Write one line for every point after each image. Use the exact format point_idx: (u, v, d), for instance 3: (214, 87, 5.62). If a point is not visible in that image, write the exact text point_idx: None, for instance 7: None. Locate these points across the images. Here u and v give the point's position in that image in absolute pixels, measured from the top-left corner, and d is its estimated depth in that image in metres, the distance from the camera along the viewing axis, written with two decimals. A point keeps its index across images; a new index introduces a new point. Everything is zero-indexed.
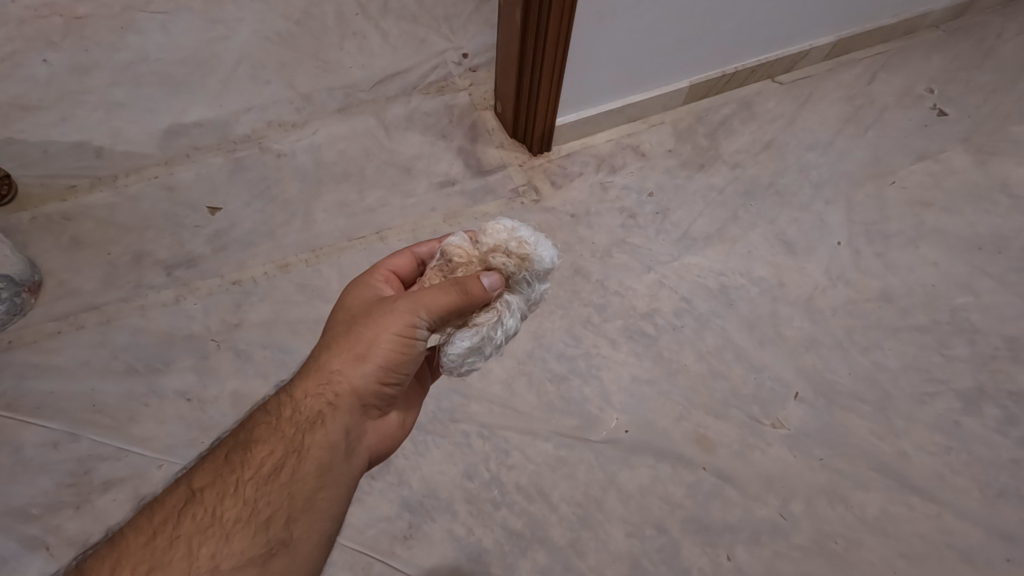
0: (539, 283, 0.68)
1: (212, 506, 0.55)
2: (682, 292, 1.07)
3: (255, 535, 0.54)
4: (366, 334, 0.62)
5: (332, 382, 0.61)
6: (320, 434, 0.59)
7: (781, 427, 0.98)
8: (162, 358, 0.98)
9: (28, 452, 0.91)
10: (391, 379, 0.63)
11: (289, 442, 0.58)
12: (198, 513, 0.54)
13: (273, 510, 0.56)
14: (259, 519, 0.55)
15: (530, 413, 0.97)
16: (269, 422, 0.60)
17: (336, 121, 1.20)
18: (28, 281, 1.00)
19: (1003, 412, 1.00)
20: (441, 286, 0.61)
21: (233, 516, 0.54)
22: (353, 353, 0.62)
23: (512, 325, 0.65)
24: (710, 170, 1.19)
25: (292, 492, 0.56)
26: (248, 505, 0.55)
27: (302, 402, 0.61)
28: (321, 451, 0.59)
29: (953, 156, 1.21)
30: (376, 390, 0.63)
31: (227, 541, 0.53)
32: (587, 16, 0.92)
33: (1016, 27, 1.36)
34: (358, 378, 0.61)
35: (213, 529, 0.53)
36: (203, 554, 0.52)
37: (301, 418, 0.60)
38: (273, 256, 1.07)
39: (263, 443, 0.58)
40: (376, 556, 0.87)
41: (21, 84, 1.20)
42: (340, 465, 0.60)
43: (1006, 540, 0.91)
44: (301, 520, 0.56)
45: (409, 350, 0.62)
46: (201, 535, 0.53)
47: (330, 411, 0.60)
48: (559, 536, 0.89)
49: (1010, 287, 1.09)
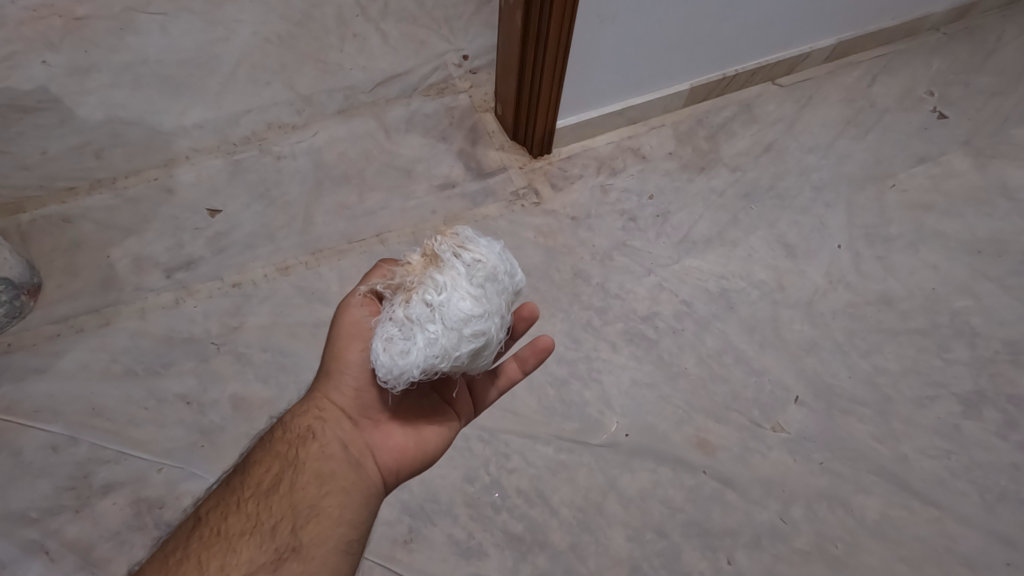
0: (475, 260, 0.64)
1: (217, 525, 0.57)
2: (682, 295, 1.07)
3: (262, 545, 0.55)
4: (332, 348, 0.64)
5: (314, 398, 0.64)
6: (312, 446, 0.61)
7: (780, 431, 0.98)
8: (162, 361, 0.98)
9: (27, 456, 0.91)
10: (372, 383, 0.64)
11: (284, 458, 0.61)
12: (204, 534, 0.56)
13: (277, 521, 0.57)
14: (264, 530, 0.56)
15: (531, 417, 0.97)
16: (265, 445, 0.63)
17: (336, 123, 1.20)
18: (27, 283, 1.00)
19: (1003, 416, 1.00)
20: (368, 275, 0.67)
21: (237, 531, 0.56)
22: (326, 368, 0.64)
23: (433, 304, 0.60)
24: (710, 173, 1.19)
25: (294, 502, 0.58)
26: (251, 518, 0.57)
27: (292, 421, 0.63)
28: (315, 460, 0.60)
29: (953, 160, 1.21)
30: (361, 397, 0.64)
31: (235, 553, 0.55)
32: (588, 20, 0.92)
33: (1016, 30, 1.36)
34: (336, 388, 0.63)
35: (220, 544, 0.55)
36: (212, 566, 0.54)
37: (293, 435, 0.62)
38: (273, 259, 1.07)
39: (260, 463, 0.61)
40: (376, 560, 0.87)
41: (19, 85, 1.20)
42: (340, 472, 0.61)
43: (1006, 545, 0.91)
44: (308, 526, 0.57)
45: (367, 343, 0.63)
46: (208, 552, 0.55)
47: (319, 424, 0.62)
48: (559, 540, 0.89)
49: (1010, 290, 1.09)
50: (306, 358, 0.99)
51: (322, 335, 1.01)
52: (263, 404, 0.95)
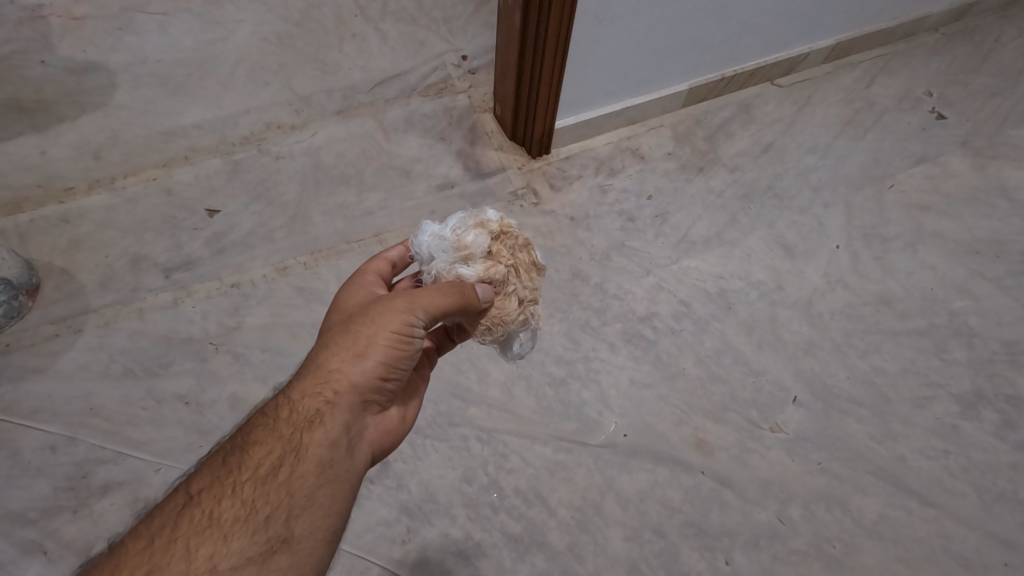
0: None
1: (210, 509, 0.53)
2: (681, 296, 1.08)
3: (253, 535, 0.52)
4: (362, 336, 0.60)
5: (329, 379, 0.59)
6: (319, 431, 0.57)
7: (779, 431, 0.98)
8: (160, 362, 0.98)
9: (25, 456, 0.91)
10: (390, 376, 0.62)
11: (287, 441, 0.56)
12: (194, 516, 0.52)
13: (272, 510, 0.54)
14: (258, 518, 0.53)
15: (530, 417, 0.97)
16: (266, 424, 0.58)
17: (335, 123, 1.20)
18: (24, 283, 1.01)
19: (1001, 416, 1.00)
20: (440, 296, 0.62)
21: (231, 517, 0.53)
22: (348, 349, 0.60)
23: None
24: (709, 174, 1.19)
25: (291, 491, 0.55)
26: (246, 505, 0.54)
27: (299, 400, 0.58)
28: (319, 448, 0.57)
29: (952, 161, 1.21)
30: (376, 386, 0.61)
31: (225, 541, 0.51)
32: (587, 20, 0.92)
33: (1015, 30, 1.37)
34: (360, 377, 0.59)
35: (211, 530, 0.52)
36: (200, 556, 0.50)
37: (298, 417, 0.58)
38: (271, 259, 1.07)
39: (261, 444, 0.57)
40: (374, 560, 0.87)
41: (17, 85, 1.20)
42: (341, 462, 0.58)
43: (1005, 545, 0.91)
44: (302, 516, 0.55)
45: (407, 348, 0.61)
46: (197, 537, 0.51)
47: (329, 409, 0.58)
48: (557, 540, 0.89)
49: (1008, 291, 1.09)
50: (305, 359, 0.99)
51: None
52: (261, 403, 0.95)
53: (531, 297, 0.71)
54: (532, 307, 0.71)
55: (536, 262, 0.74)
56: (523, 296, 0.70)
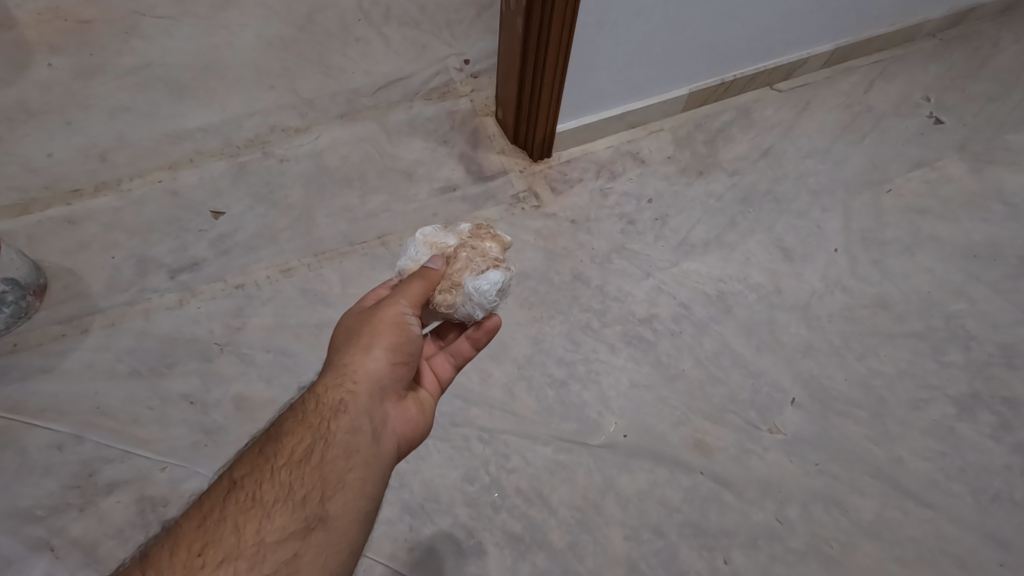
0: None
1: (252, 491, 0.55)
2: (680, 298, 1.09)
3: (294, 512, 0.54)
4: (366, 330, 0.63)
5: (347, 370, 0.61)
6: (343, 419, 0.59)
7: (777, 432, 0.99)
8: (166, 361, 0.99)
9: (33, 454, 0.92)
10: (402, 361, 0.64)
11: (315, 429, 0.58)
12: (239, 498, 0.54)
13: (308, 490, 0.55)
14: (295, 498, 0.55)
15: (530, 418, 0.98)
16: (295, 415, 0.60)
17: (339, 127, 1.21)
18: (33, 284, 1.02)
19: (997, 418, 1.01)
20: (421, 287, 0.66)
21: (271, 497, 0.54)
22: (359, 342, 0.62)
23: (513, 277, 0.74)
24: (708, 178, 1.21)
25: (324, 473, 0.56)
26: (284, 487, 0.55)
27: (323, 394, 0.60)
28: (345, 433, 0.58)
29: (950, 165, 1.23)
30: (391, 374, 0.63)
31: (269, 518, 0.53)
32: (588, 25, 0.93)
33: (1012, 36, 1.38)
34: (373, 365, 0.62)
35: (255, 509, 0.53)
36: (248, 531, 0.52)
37: (323, 407, 0.59)
38: (276, 261, 1.08)
39: (292, 433, 0.58)
40: (377, 558, 0.88)
41: (25, 88, 1.22)
42: (368, 446, 0.59)
43: (1000, 545, 0.92)
44: (336, 496, 0.56)
45: (410, 333, 0.64)
46: (243, 516, 0.53)
47: (351, 397, 0.60)
48: (558, 539, 0.90)
49: (1005, 294, 1.11)
50: (309, 360, 1.00)
51: (324, 336, 1.02)
52: (264, 403, 0.97)
53: (478, 259, 0.70)
54: (479, 265, 0.69)
55: (499, 242, 0.74)
56: (475, 255, 0.70)
